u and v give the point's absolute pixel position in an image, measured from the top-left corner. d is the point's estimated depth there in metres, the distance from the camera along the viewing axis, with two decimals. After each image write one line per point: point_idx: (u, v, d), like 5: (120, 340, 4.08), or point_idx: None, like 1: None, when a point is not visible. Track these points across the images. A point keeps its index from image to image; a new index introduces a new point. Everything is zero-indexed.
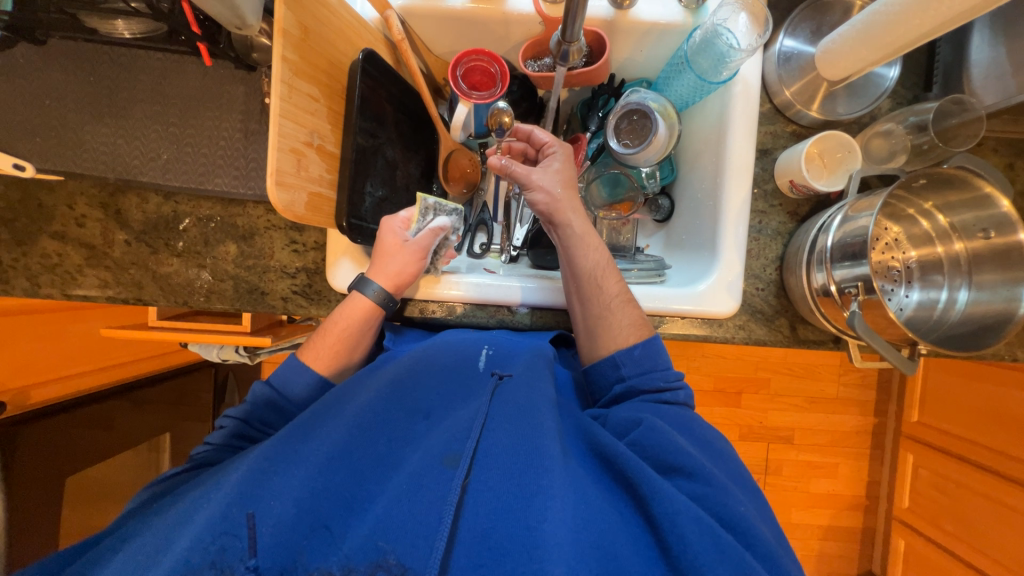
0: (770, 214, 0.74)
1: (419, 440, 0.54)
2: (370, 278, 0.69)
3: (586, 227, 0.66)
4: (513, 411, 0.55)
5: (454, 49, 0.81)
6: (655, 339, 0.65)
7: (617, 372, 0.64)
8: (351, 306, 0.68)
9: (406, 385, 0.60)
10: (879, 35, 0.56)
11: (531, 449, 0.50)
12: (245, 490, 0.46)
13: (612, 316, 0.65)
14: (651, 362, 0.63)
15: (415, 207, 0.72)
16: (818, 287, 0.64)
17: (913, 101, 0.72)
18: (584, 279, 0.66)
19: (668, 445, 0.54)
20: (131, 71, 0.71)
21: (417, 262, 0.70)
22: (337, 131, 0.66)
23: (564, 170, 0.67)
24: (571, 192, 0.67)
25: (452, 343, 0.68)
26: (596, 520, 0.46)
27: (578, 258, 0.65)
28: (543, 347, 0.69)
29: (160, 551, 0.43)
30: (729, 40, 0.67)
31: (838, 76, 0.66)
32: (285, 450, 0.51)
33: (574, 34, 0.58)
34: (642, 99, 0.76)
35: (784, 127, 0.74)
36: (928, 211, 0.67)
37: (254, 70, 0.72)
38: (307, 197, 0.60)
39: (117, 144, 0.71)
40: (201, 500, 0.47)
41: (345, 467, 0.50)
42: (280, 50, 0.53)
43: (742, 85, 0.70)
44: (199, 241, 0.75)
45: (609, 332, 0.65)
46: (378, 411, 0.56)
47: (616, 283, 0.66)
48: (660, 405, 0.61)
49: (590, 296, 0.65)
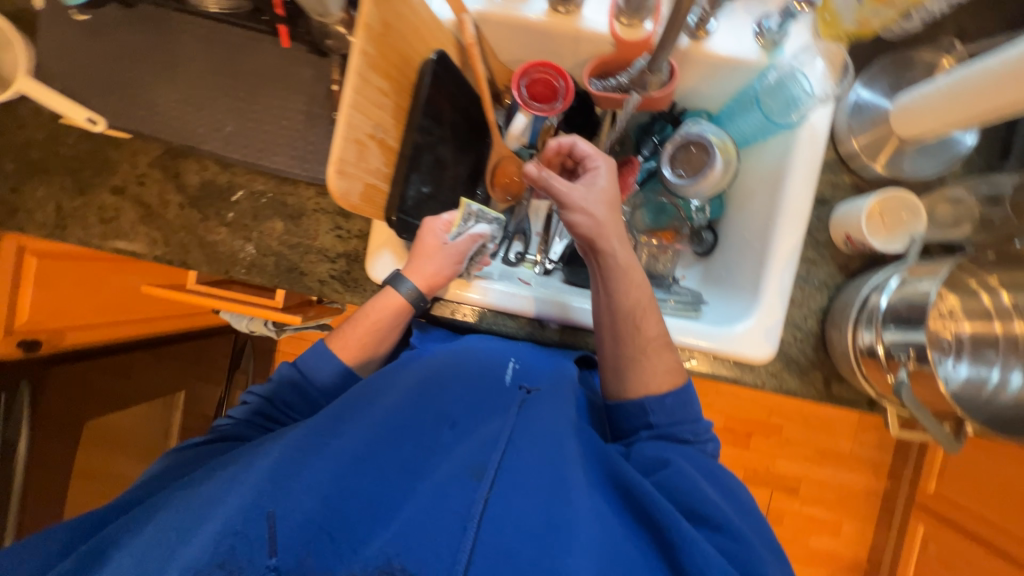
0: (819, 264, 0.72)
1: (444, 451, 0.54)
2: (405, 276, 0.69)
3: (632, 263, 0.64)
4: (540, 434, 0.55)
5: (519, 58, 0.82)
6: (688, 386, 0.64)
7: (646, 418, 0.63)
8: (384, 299, 0.69)
9: (435, 389, 0.60)
10: (962, 101, 0.55)
11: (556, 476, 0.51)
12: (274, 478, 0.47)
13: (647, 361, 0.64)
14: (682, 413, 0.63)
15: (459, 212, 0.73)
16: (863, 347, 0.62)
17: (986, 169, 0.69)
18: (623, 316, 0.64)
19: (695, 492, 0.53)
20: (206, 41, 0.74)
21: (453, 266, 0.71)
22: (398, 126, 0.67)
23: (608, 187, 0.66)
24: (617, 220, 0.65)
25: (479, 351, 0.67)
26: (618, 558, 0.46)
27: (621, 295, 0.64)
28: (566, 369, 0.68)
29: (190, 529, 0.44)
30: (804, 85, 0.67)
31: (911, 133, 0.64)
32: (309, 443, 0.51)
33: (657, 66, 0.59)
34: (702, 131, 0.77)
35: (845, 179, 0.72)
36: (992, 287, 0.64)
37: (326, 56, 0.73)
38: (362, 188, 0.61)
39: (185, 112, 0.74)
40: (229, 482, 0.48)
41: (370, 471, 0.50)
42: (361, 43, 0.55)
43: (809, 131, 0.68)
44: (248, 214, 0.76)
45: (641, 377, 0.64)
46: (406, 414, 0.56)
47: (655, 324, 0.64)
48: (684, 448, 0.61)
49: (625, 336, 0.64)
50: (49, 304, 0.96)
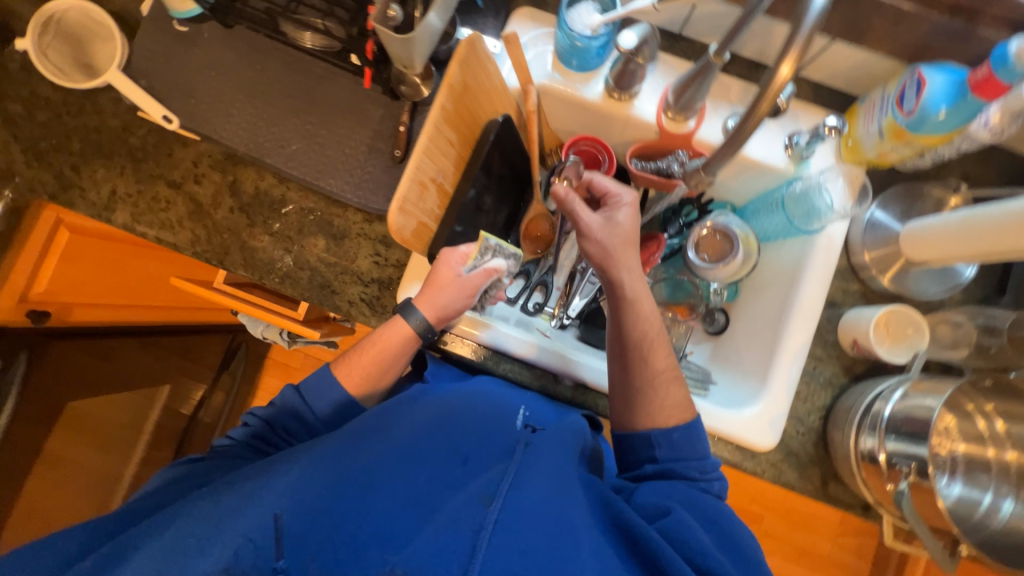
0: (826, 362, 0.76)
1: (452, 483, 0.56)
2: (416, 307, 0.69)
3: (640, 293, 0.68)
4: (545, 476, 0.57)
5: (568, 129, 0.89)
6: (696, 424, 0.65)
7: (651, 452, 0.65)
8: (393, 332, 0.70)
9: (447, 423, 0.62)
10: (970, 237, 0.61)
11: (557, 520, 0.53)
12: (290, 498, 0.52)
13: (654, 394, 0.65)
14: (687, 450, 0.63)
15: (476, 245, 0.70)
16: (864, 451, 0.64)
17: (983, 300, 0.75)
18: (633, 346, 0.67)
19: (693, 542, 0.54)
20: (290, 68, 0.80)
21: (466, 299, 0.70)
22: (456, 173, 0.72)
23: (628, 221, 0.70)
24: (631, 251, 0.69)
25: (489, 395, 0.69)
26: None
27: (629, 327, 0.67)
28: (577, 423, 0.68)
29: (209, 538, 0.50)
30: (826, 199, 0.73)
31: (919, 256, 0.70)
32: (329, 466, 0.56)
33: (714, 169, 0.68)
34: (727, 223, 0.84)
35: (855, 287, 0.78)
36: (987, 413, 0.66)
37: (397, 99, 0.80)
38: (415, 225, 0.64)
39: (257, 126, 0.80)
40: (248, 496, 0.53)
41: (383, 498, 0.54)
42: (441, 99, 0.61)
43: (826, 239, 0.75)
44: (294, 227, 0.79)
45: (648, 408, 0.65)
46: (419, 445, 0.59)
47: (663, 356, 0.67)
48: (688, 488, 0.61)
49: (635, 365, 0.66)
50: (68, 279, 0.96)
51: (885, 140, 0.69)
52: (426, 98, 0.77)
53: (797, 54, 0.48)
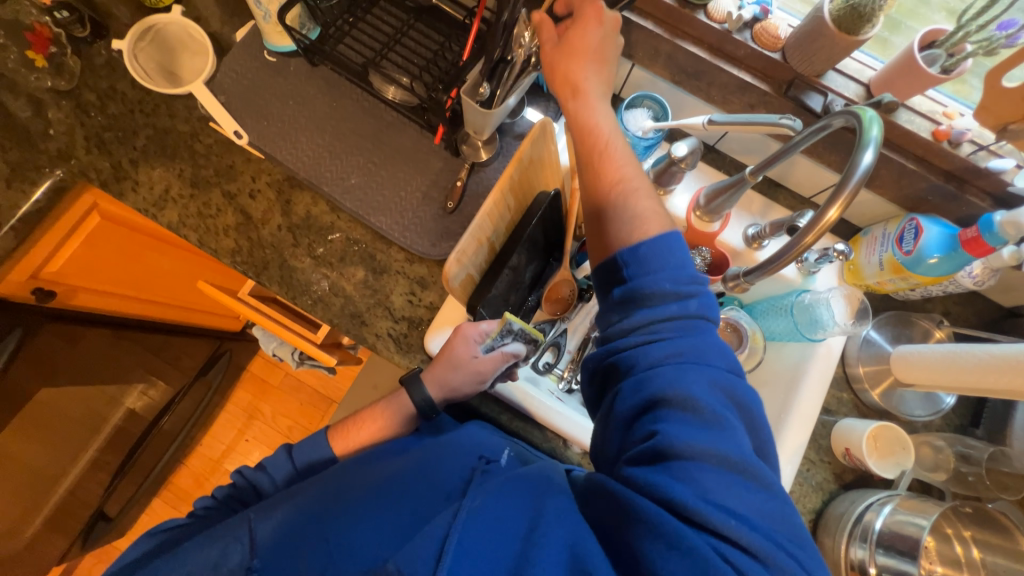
0: (818, 466, 0.80)
1: (428, 517, 0.59)
2: (427, 380, 0.73)
3: (602, 98, 0.65)
4: (510, 486, 0.58)
5: None
6: (672, 236, 0.58)
7: (620, 275, 0.58)
8: (392, 409, 0.77)
9: (432, 464, 0.66)
10: (953, 368, 0.69)
11: (526, 525, 0.52)
12: (283, 538, 0.60)
13: (623, 197, 0.61)
14: (659, 266, 0.56)
15: (497, 327, 0.71)
16: (853, 561, 0.67)
17: (959, 429, 0.81)
18: (592, 154, 0.64)
19: (674, 475, 0.47)
20: (364, 111, 0.87)
21: (475, 383, 0.72)
22: (504, 233, 0.77)
23: (597, 40, 0.64)
24: (592, 74, 0.64)
25: (475, 437, 0.72)
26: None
27: (590, 132, 0.64)
28: (555, 463, 0.67)
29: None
30: (827, 314, 0.79)
31: (904, 377, 0.78)
32: (315, 504, 0.62)
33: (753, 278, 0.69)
34: (737, 317, 0.90)
35: (848, 397, 0.84)
36: (965, 539, 0.68)
37: (457, 156, 0.86)
38: (463, 276, 0.68)
39: (322, 156, 0.85)
40: (244, 533, 0.61)
41: (362, 528, 0.58)
42: (511, 170, 0.67)
43: (825, 349, 0.82)
44: (336, 255, 0.82)
45: (615, 224, 0.61)
46: (400, 483, 0.63)
47: (629, 171, 0.63)
48: (667, 363, 0.52)
49: (601, 191, 0.63)
50: (86, 264, 0.95)
51: (885, 271, 0.79)
52: (484, 161, 0.84)
53: (843, 201, 0.51)
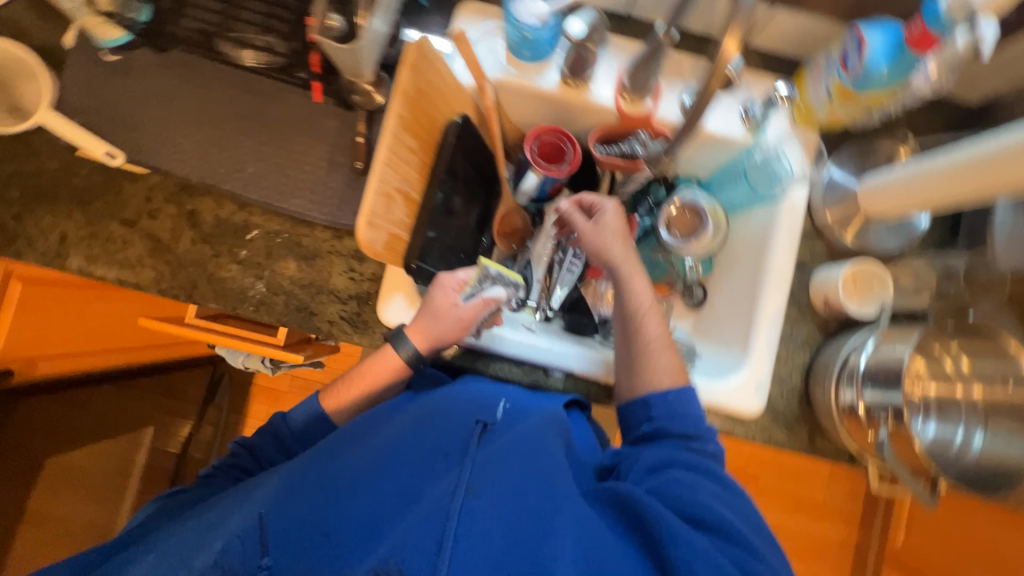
0: (801, 323, 0.79)
1: (438, 476, 0.57)
2: (408, 335, 0.70)
3: (635, 271, 0.75)
4: (516, 449, 0.59)
5: (529, 122, 0.89)
6: (691, 388, 0.69)
7: (648, 412, 0.68)
8: (382, 359, 0.71)
9: (429, 424, 0.63)
10: (918, 187, 0.64)
11: (544, 498, 0.55)
12: (279, 502, 0.57)
13: (651, 359, 0.70)
14: (682, 408, 0.67)
15: (475, 271, 0.71)
16: (845, 404, 0.67)
17: (940, 246, 0.79)
18: (627, 320, 0.73)
19: (690, 498, 0.57)
20: (236, 89, 0.77)
21: (459, 331, 0.69)
22: (421, 180, 0.70)
23: (618, 223, 0.78)
24: (622, 246, 0.77)
25: (471, 391, 0.70)
26: (608, 564, 0.52)
27: (626, 300, 0.74)
28: (552, 411, 0.68)
29: (188, 560, 0.54)
30: (785, 164, 0.76)
31: (876, 209, 0.73)
32: (306, 477, 0.59)
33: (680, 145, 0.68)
34: (694, 198, 0.85)
35: (821, 247, 0.80)
36: (954, 354, 0.69)
37: (351, 109, 0.78)
38: (386, 238, 0.63)
39: (209, 152, 0.77)
40: (235, 506, 0.59)
41: (364, 494, 0.56)
42: (397, 107, 0.60)
43: (790, 204, 0.77)
44: (262, 253, 0.77)
45: (647, 373, 0.70)
46: (399, 446, 0.60)
47: (659, 327, 0.72)
48: (684, 438, 0.65)
49: (632, 337, 0.72)
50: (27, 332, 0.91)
51: (835, 102, 0.72)
52: (381, 107, 0.76)
53: (739, 28, 0.49)
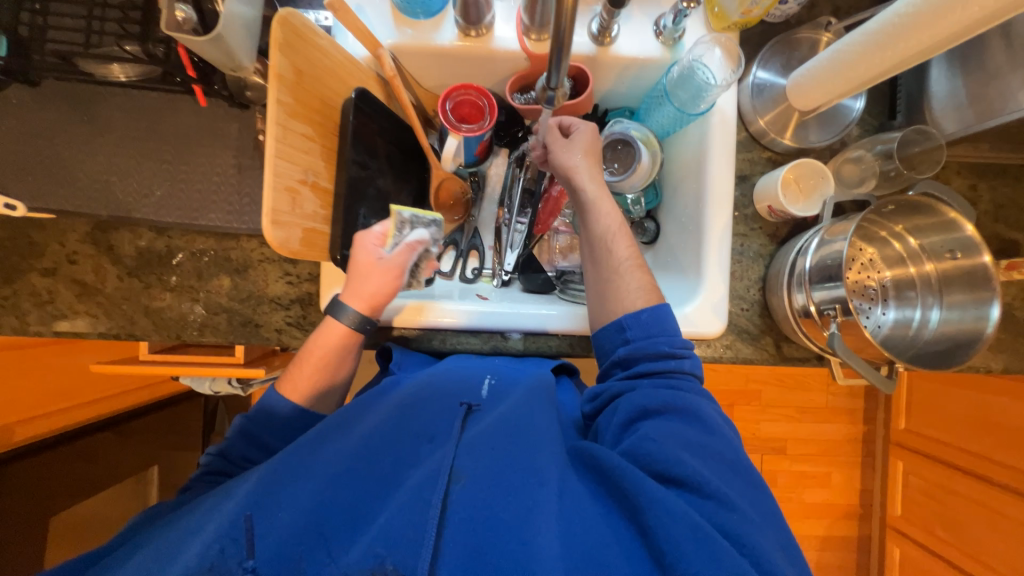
0: (752, 236, 0.77)
1: (421, 463, 0.55)
2: (343, 302, 0.65)
3: (601, 192, 0.69)
4: (501, 431, 0.57)
5: (442, 83, 0.85)
6: (666, 307, 0.63)
7: (624, 335, 0.62)
8: (326, 332, 0.64)
9: (412, 409, 0.60)
10: (842, 72, 0.61)
11: (525, 473, 0.52)
12: (255, 500, 0.50)
13: (621, 280, 0.64)
14: (657, 328, 0.61)
15: (391, 221, 0.67)
16: (799, 308, 0.66)
17: (880, 128, 0.76)
18: (596, 242, 0.67)
19: (668, 454, 0.52)
20: (122, 110, 0.72)
21: (394, 281, 0.66)
22: (330, 167, 0.67)
23: (590, 142, 0.71)
24: (593, 163, 0.70)
25: (454, 371, 0.68)
26: (588, 539, 0.48)
27: (592, 221, 0.67)
28: (542, 374, 0.69)
29: (170, 558, 0.46)
30: (706, 75, 0.71)
31: (806, 105, 0.70)
32: (286, 470, 0.53)
33: (557, 79, 0.59)
34: (625, 129, 0.82)
35: (761, 154, 0.77)
36: (900, 234, 0.70)
37: (247, 108, 0.74)
38: (301, 234, 0.61)
39: (111, 182, 0.72)
40: (213, 510, 0.51)
41: (347, 484, 0.52)
42: (275, 93, 0.55)
43: (719, 115, 0.74)
44: (192, 275, 0.75)
45: (616, 296, 0.64)
46: (384, 432, 0.57)
47: (628, 247, 0.66)
48: (667, 370, 0.60)
49: (600, 259, 0.66)
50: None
51: None
52: None
53: None
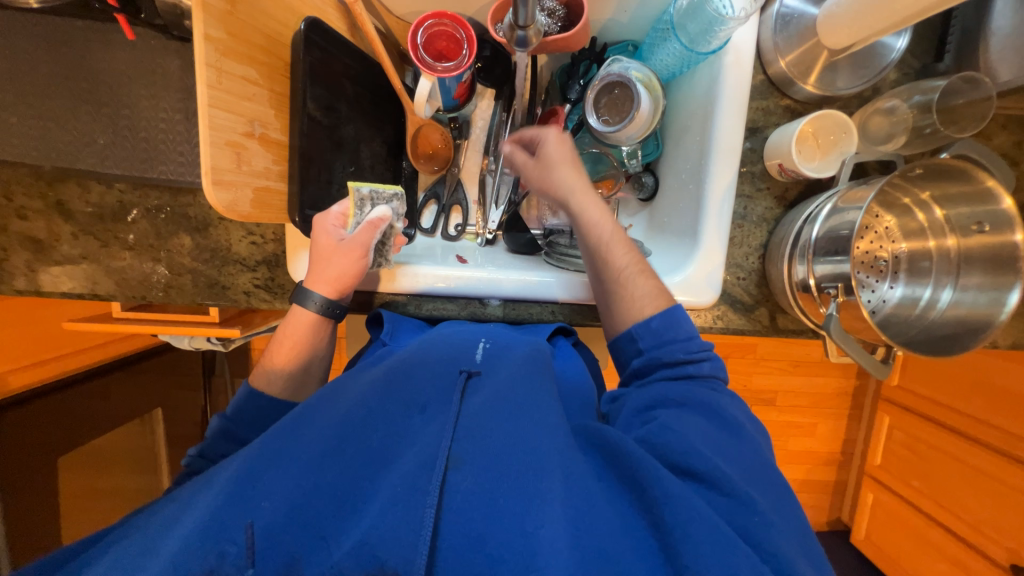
0: (757, 198, 0.69)
1: (414, 435, 0.52)
2: (309, 288, 0.63)
3: (587, 200, 0.62)
4: (503, 409, 0.53)
5: (416, 9, 0.73)
6: (677, 308, 0.59)
7: (635, 347, 0.59)
8: (294, 319, 0.64)
9: (401, 380, 0.57)
10: (886, 5, 0.50)
11: (529, 454, 0.48)
12: (236, 491, 0.45)
13: (626, 289, 0.60)
14: (670, 332, 0.57)
15: (348, 200, 0.63)
16: (798, 281, 0.61)
17: (922, 71, 0.66)
18: (593, 253, 0.62)
19: (681, 442, 0.48)
20: (47, 41, 0.63)
21: (358, 262, 0.62)
22: (283, 115, 0.60)
23: (561, 149, 0.64)
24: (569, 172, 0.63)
25: (449, 338, 0.66)
26: (599, 531, 0.43)
27: (585, 235, 0.62)
28: (540, 343, 0.67)
29: (147, 556, 0.42)
30: (720, 5, 0.60)
31: (841, 43, 0.59)
32: (270, 456, 0.48)
33: (528, 16, 0.53)
34: (624, 69, 0.70)
35: (778, 102, 0.68)
36: (925, 203, 0.63)
37: (189, 40, 0.64)
38: (252, 194, 0.55)
39: (46, 127, 0.65)
40: (192, 503, 0.47)
41: (336, 467, 0.48)
42: (201, 26, 0.46)
43: (734, 54, 0.63)
44: (150, 234, 0.70)
45: (624, 306, 0.60)
46: (371, 406, 0.54)
47: (626, 253, 0.61)
48: (680, 368, 0.56)
49: (600, 272, 0.62)
50: None
51: None
52: None
53: None
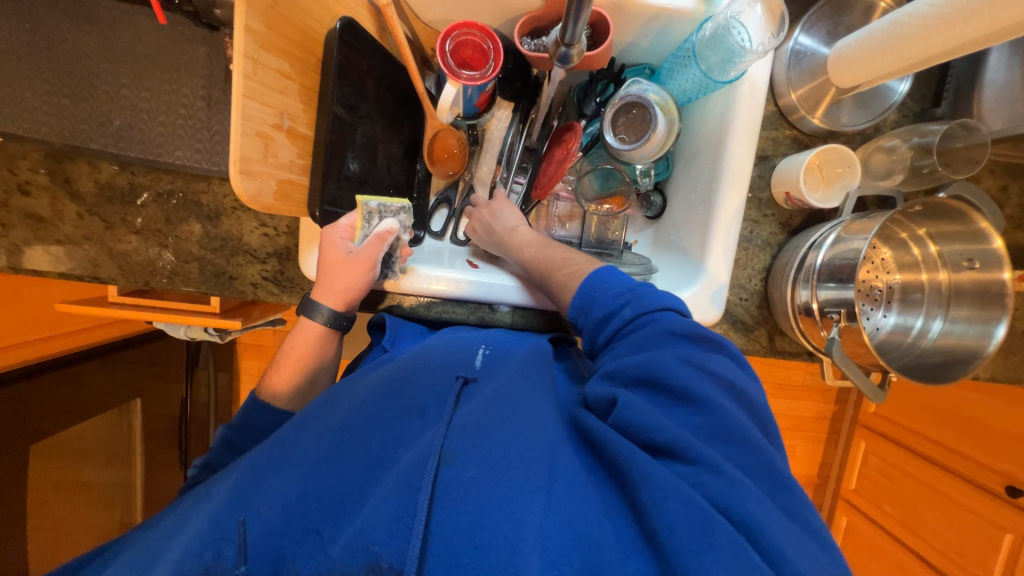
0: (762, 223, 0.72)
1: (411, 439, 0.51)
2: (316, 300, 0.64)
3: (513, 224, 0.74)
4: (495, 404, 0.52)
5: (444, 17, 0.74)
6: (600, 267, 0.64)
7: (583, 330, 0.63)
8: (301, 333, 0.64)
9: (401, 384, 0.57)
10: (896, 50, 0.54)
11: (519, 449, 0.47)
12: (235, 497, 0.45)
13: (557, 270, 0.66)
14: (593, 300, 0.61)
15: (357, 212, 0.63)
16: (801, 304, 0.64)
17: (919, 115, 0.71)
18: (529, 259, 0.70)
19: (654, 419, 0.47)
20: (71, 18, 0.62)
21: (364, 275, 0.63)
22: (310, 110, 0.60)
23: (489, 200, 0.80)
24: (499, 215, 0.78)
25: (448, 344, 0.66)
26: (585, 523, 0.42)
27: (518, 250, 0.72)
28: (541, 345, 0.68)
29: (150, 564, 0.41)
30: (741, 37, 0.64)
31: (847, 83, 0.63)
32: (268, 463, 0.48)
33: (574, 36, 0.55)
34: (642, 91, 0.73)
35: (785, 132, 0.71)
36: (920, 238, 0.67)
37: (218, 30, 0.64)
38: (275, 186, 0.55)
39: (60, 104, 0.63)
40: (196, 509, 0.46)
41: (334, 470, 0.47)
42: (244, 17, 0.47)
43: (749, 85, 0.66)
44: (159, 218, 0.69)
45: (561, 286, 0.65)
46: (369, 410, 0.53)
47: (551, 247, 0.70)
48: (630, 338, 0.56)
49: (538, 270, 0.69)
50: None
51: None
52: None
53: None
